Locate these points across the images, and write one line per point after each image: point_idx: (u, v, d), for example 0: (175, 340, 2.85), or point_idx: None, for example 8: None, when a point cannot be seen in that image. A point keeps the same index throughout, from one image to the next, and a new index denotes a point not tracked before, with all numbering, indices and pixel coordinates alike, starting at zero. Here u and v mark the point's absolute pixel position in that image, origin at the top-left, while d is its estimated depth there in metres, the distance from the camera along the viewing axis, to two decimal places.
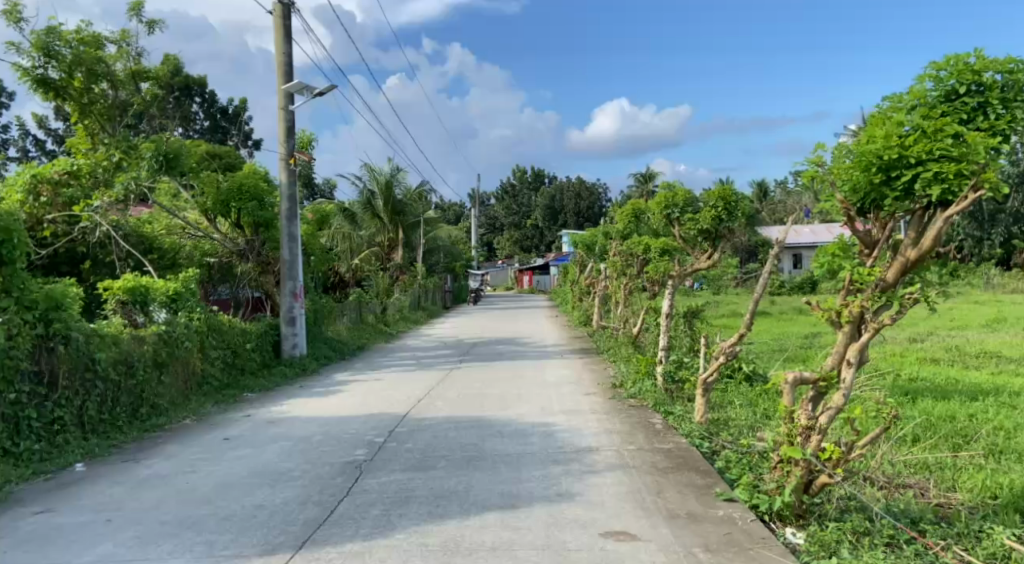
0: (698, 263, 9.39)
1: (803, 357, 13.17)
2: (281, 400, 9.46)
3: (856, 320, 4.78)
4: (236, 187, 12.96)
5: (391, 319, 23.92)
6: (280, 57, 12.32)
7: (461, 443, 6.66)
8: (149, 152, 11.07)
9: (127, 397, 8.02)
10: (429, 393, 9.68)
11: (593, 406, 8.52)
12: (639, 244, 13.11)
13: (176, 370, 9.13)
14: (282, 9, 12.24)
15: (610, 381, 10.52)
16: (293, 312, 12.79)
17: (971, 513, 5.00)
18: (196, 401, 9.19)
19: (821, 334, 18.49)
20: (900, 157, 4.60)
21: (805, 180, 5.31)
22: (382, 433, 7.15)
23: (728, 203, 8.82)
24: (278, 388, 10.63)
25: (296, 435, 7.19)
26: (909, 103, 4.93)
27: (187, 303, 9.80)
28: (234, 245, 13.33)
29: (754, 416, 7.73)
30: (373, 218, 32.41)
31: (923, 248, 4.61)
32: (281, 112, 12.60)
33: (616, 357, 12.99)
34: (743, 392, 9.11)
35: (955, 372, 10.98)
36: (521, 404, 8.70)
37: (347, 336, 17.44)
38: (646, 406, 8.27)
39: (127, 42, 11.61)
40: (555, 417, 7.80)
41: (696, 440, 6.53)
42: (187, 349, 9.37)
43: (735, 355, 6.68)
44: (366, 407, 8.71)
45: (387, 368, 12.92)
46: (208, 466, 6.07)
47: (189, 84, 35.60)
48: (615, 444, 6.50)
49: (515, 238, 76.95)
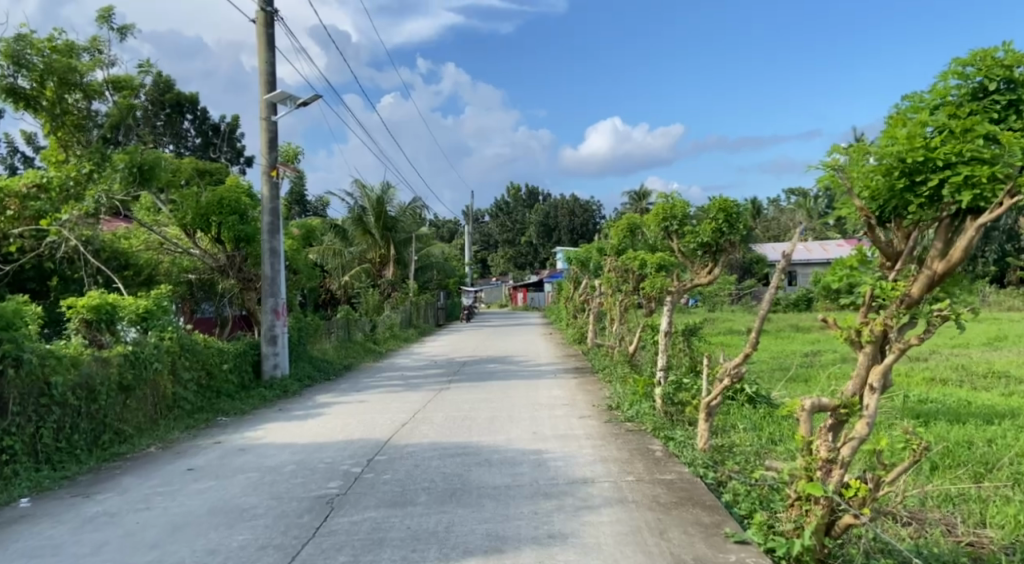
0: (698, 280, 8.94)
1: (805, 377, 12.70)
2: (256, 425, 8.91)
3: (878, 340, 4.35)
4: (216, 200, 12.43)
5: (381, 337, 23.37)
6: (262, 67, 11.90)
7: (444, 474, 6.12)
8: (122, 163, 10.53)
9: (87, 423, 7.48)
10: (415, 417, 9.14)
11: (588, 430, 8.00)
12: (635, 259, 12.66)
13: (143, 393, 8.58)
14: (265, 16, 11.82)
15: (606, 402, 9.99)
16: (274, 330, 12.26)
17: (1008, 555, 4.50)
18: (164, 426, 8.64)
19: (822, 352, 18.07)
20: (926, 160, 4.15)
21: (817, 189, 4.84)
22: (359, 462, 6.60)
23: (729, 215, 8.39)
24: (255, 412, 10.08)
25: (267, 464, 6.65)
26: (931, 103, 4.49)
27: (159, 321, 9.24)
28: (214, 261, 12.83)
29: (760, 442, 7.21)
30: (364, 235, 31.74)
31: (952, 261, 4.16)
32: (263, 123, 12.15)
33: (612, 376, 12.47)
34: (747, 415, 8.62)
35: (966, 393, 10.52)
36: (511, 428, 8.17)
37: (333, 355, 16.87)
38: (645, 431, 7.75)
39: (98, 50, 11.22)
40: (548, 443, 7.28)
41: (699, 469, 6.01)
42: (157, 371, 8.82)
43: (741, 377, 6.21)
44: (345, 432, 8.18)
45: (372, 389, 12.37)
46: (164, 502, 5.53)
47: (180, 101, 35.22)
48: (612, 474, 5.98)
49: (510, 255, 76.62)
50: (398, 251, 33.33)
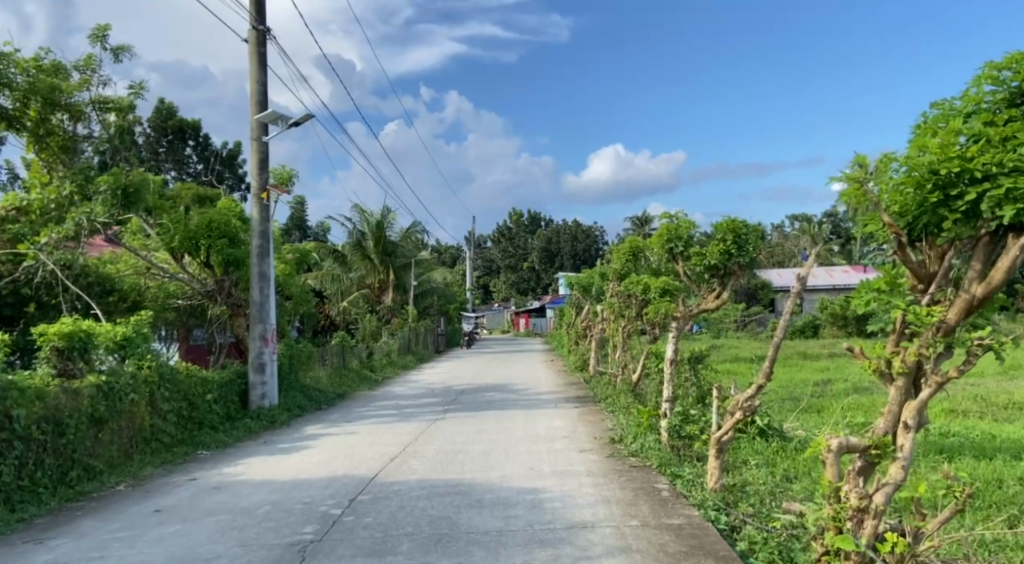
0: (705, 304, 8.46)
1: (817, 407, 12.16)
2: (237, 459, 8.41)
3: (912, 371, 3.87)
4: (205, 223, 12.09)
5: (378, 364, 22.86)
6: (253, 86, 11.61)
7: (430, 517, 5.60)
8: (105, 185, 10.07)
9: (53, 459, 6.99)
10: (405, 450, 8.62)
11: (589, 466, 7.49)
12: (638, 283, 12.20)
13: (118, 426, 8.11)
14: (257, 35, 11.56)
15: (609, 435, 9.46)
16: (262, 357, 11.79)
17: None
18: (138, 461, 8.15)
19: (833, 380, 17.47)
20: (962, 171, 3.72)
21: (838, 206, 4.39)
22: (339, 503, 6.09)
23: (738, 236, 7.94)
24: (238, 445, 9.57)
25: (239, 505, 6.14)
26: (963, 111, 4.07)
27: (137, 349, 8.80)
28: (202, 286, 12.40)
29: (774, 481, 6.70)
30: (363, 260, 31.40)
31: (993, 283, 3.67)
32: (254, 144, 11.82)
33: (615, 406, 11.95)
34: (758, 450, 8.10)
35: (989, 426, 9.98)
36: (507, 464, 7.64)
37: (327, 384, 16.35)
38: (650, 467, 7.24)
39: (91, 69, 10.91)
40: (545, 481, 6.76)
41: (711, 512, 5.49)
42: (132, 402, 8.35)
43: (754, 411, 5.67)
44: (329, 468, 7.67)
45: (365, 419, 11.84)
46: (122, 549, 5.03)
47: (182, 127, 35.24)
48: (615, 518, 5.46)
49: (511, 281, 76.23)
50: (398, 276, 32.94)
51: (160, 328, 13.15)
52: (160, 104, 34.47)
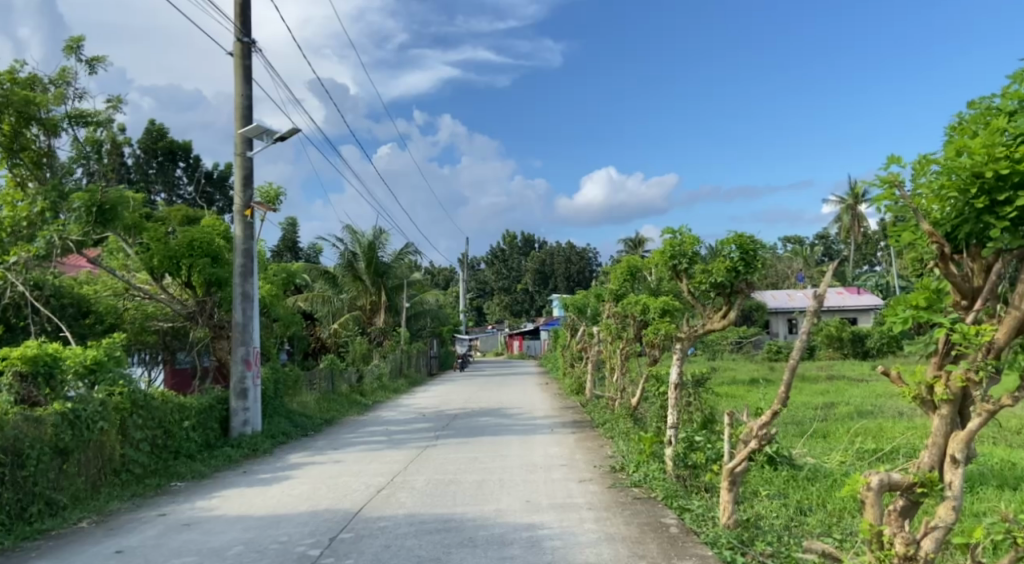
0: (710, 325, 7.98)
1: (824, 433, 11.68)
2: (212, 492, 7.87)
3: (957, 398, 3.43)
4: (187, 242, 11.61)
5: (368, 388, 22.22)
6: (237, 100, 11.23)
7: (418, 558, 5.08)
8: (79, 202, 9.81)
9: (11, 493, 6.44)
10: (393, 481, 8.08)
11: (591, 498, 6.99)
12: (637, 304, 11.75)
13: (84, 457, 7.56)
14: (242, 48, 11.22)
15: (609, 463, 8.95)
16: (244, 383, 11.26)
17: None
18: (105, 495, 7.58)
19: (836, 403, 17.01)
20: (1011, 172, 3.29)
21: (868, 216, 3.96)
22: (318, 543, 5.56)
23: (746, 253, 7.55)
24: (216, 475, 9.01)
25: (208, 545, 5.61)
26: (1005, 109, 3.68)
27: (109, 375, 8.26)
28: (182, 307, 11.89)
29: (788, 514, 6.24)
30: (355, 281, 30.97)
31: None
32: (238, 159, 11.42)
33: (614, 432, 11.45)
34: (768, 480, 7.64)
35: (1003, 452, 9.58)
36: (501, 496, 7.12)
37: (314, 409, 15.75)
38: (656, 500, 6.76)
39: (65, 82, 10.52)
40: (544, 516, 6.27)
41: (725, 552, 4.98)
42: (101, 431, 7.81)
43: (771, 440, 5.11)
44: (310, 501, 7.14)
45: (351, 447, 11.27)
46: None
47: (173, 149, 34.85)
48: (621, 558, 4.97)
49: (505, 303, 75.74)
50: (389, 298, 32.47)
51: (141, 351, 12.90)
52: (151, 125, 34.17)
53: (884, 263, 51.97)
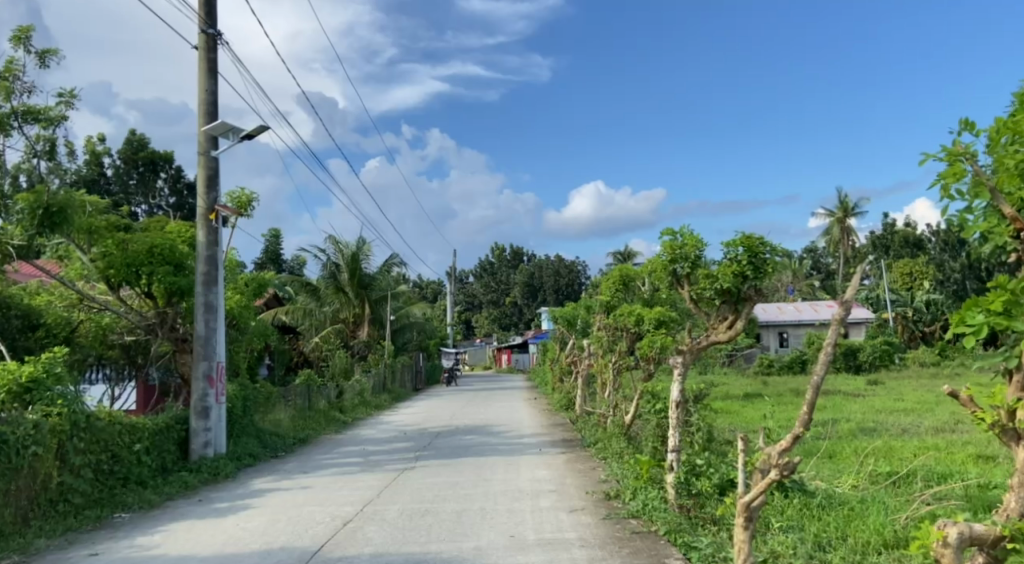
0: (716, 335, 7.15)
1: (829, 453, 10.97)
2: (158, 525, 7.02)
3: None
4: (146, 248, 10.73)
5: (348, 404, 21.27)
6: (202, 96, 10.49)
7: None
8: (26, 204, 8.97)
9: None
10: (363, 511, 7.28)
11: (584, 532, 6.23)
12: (629, 314, 11.01)
13: (14, 486, 6.69)
14: (206, 40, 10.48)
15: (603, 489, 8.17)
16: (206, 401, 10.41)
17: None
18: (36, 530, 6.72)
19: (840, 420, 16.27)
20: None
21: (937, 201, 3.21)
22: None
23: (754, 256, 6.87)
24: (168, 505, 8.14)
25: None
26: None
27: (48, 393, 7.47)
28: (141, 319, 11.01)
29: (807, 549, 5.51)
30: (337, 293, 29.65)
31: None
32: (202, 159, 10.65)
33: (606, 452, 10.68)
34: (778, 508, 6.91)
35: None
36: (483, 530, 6.34)
37: (288, 428, 14.84)
38: (657, 536, 6.00)
39: (12, 76, 9.72)
40: (529, 554, 5.50)
41: None
42: (35, 456, 6.92)
43: (793, 471, 4.23)
44: (266, 537, 6.33)
45: (323, 470, 10.40)
46: None
47: (154, 159, 33.85)
48: None
49: (493, 316, 74.90)
50: (373, 310, 31.57)
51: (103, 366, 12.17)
52: (131, 136, 33.31)
53: (873, 276, 51.71)
